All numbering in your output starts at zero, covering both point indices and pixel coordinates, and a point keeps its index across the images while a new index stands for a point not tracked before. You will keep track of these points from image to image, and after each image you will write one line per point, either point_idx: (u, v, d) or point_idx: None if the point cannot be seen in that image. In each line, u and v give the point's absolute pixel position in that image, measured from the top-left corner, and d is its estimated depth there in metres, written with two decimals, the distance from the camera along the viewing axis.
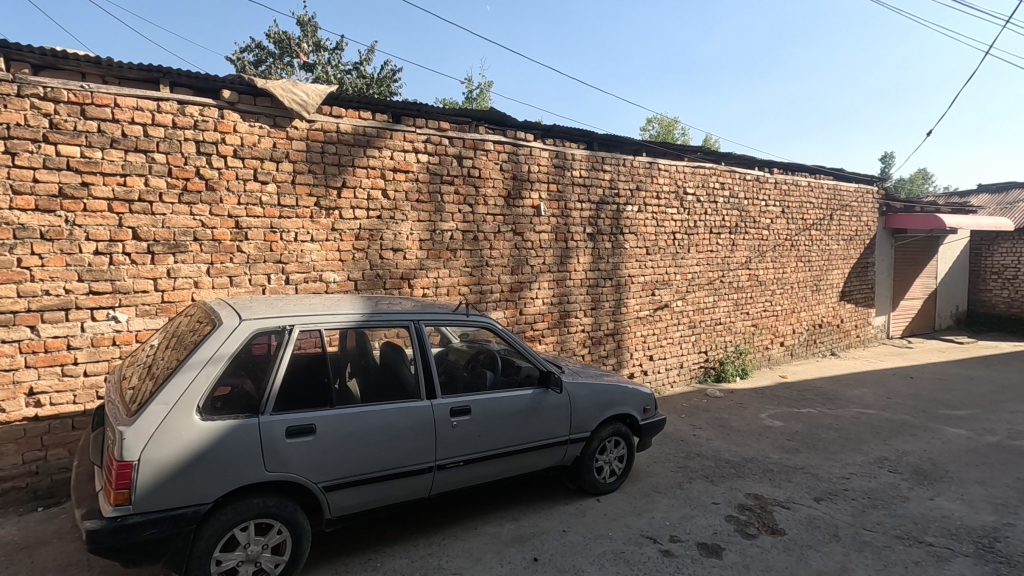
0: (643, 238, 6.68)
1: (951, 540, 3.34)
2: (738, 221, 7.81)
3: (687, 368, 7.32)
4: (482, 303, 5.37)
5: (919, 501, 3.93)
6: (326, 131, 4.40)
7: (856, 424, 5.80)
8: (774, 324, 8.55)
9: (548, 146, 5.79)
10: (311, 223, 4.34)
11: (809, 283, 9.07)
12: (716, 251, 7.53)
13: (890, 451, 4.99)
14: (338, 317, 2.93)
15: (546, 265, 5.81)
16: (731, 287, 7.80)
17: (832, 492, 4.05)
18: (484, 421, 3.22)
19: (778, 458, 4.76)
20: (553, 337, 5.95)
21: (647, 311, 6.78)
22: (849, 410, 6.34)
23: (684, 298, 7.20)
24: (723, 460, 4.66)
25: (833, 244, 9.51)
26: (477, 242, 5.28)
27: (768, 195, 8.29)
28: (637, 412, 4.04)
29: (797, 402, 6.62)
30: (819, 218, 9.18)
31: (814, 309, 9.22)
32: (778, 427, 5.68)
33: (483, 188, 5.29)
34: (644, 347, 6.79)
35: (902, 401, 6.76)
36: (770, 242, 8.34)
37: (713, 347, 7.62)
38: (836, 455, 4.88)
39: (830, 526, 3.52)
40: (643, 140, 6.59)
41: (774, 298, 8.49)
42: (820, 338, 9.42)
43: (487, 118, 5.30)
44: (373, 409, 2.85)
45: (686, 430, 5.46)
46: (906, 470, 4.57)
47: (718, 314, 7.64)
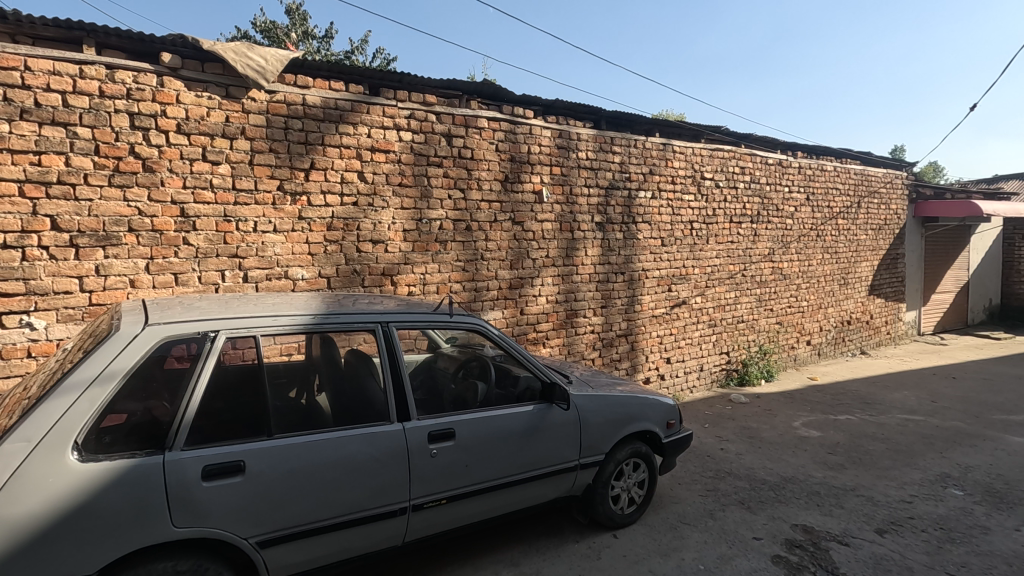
0: (658, 227, 6.02)
1: None
2: (760, 208, 7.13)
3: (708, 371, 6.64)
4: (477, 302, 4.73)
5: (1004, 533, 3.23)
6: (289, 104, 3.79)
7: (904, 434, 5.10)
8: (800, 322, 7.86)
9: (550, 124, 5.14)
10: (273, 211, 3.73)
11: (836, 277, 8.37)
12: (737, 241, 6.86)
13: (952, 467, 4.29)
14: (280, 321, 2.29)
15: (549, 259, 5.17)
16: (754, 282, 7.12)
17: (895, 521, 3.37)
18: (472, 448, 2.59)
19: (822, 477, 4.07)
20: (558, 339, 5.30)
21: (663, 309, 6.12)
22: (892, 416, 5.63)
23: (703, 294, 6.53)
24: (758, 481, 3.99)
25: (861, 234, 8.80)
26: (471, 232, 4.64)
27: (792, 181, 7.60)
28: (659, 428, 3.39)
29: (833, 408, 5.93)
30: (846, 206, 8.47)
31: (841, 305, 8.51)
32: (816, 438, 4.99)
33: (476, 170, 4.66)
34: (660, 349, 6.13)
35: (950, 405, 6.04)
36: (794, 232, 7.65)
37: (735, 348, 6.94)
38: (889, 472, 4.18)
39: (903, 569, 2.84)
40: (656, 119, 5.94)
41: (800, 293, 7.80)
42: (848, 336, 8.71)
43: (480, 92, 4.66)
44: (326, 438, 2.23)
45: (711, 443, 4.79)
46: (976, 490, 3.87)
47: (740, 311, 6.96)
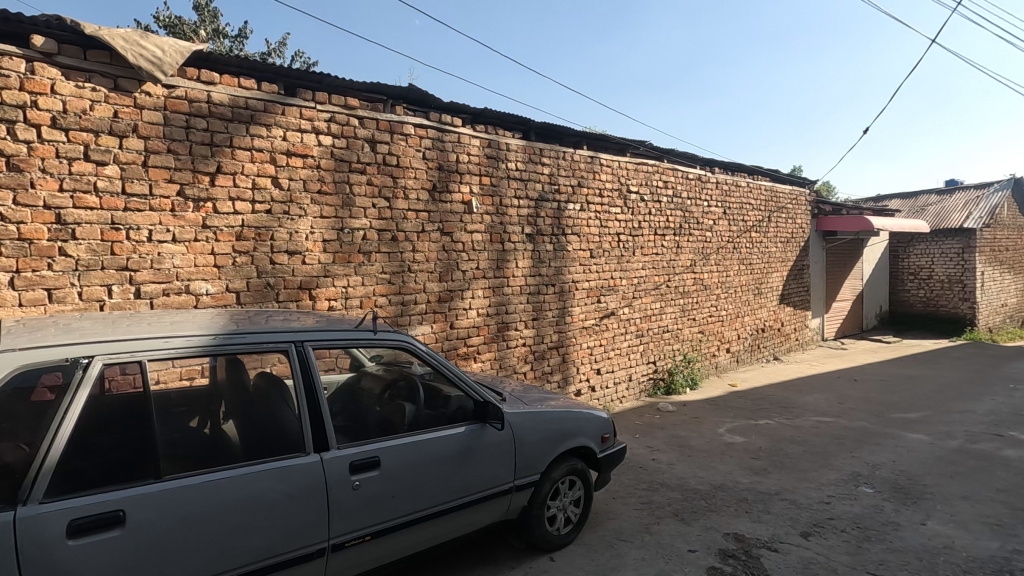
0: (587, 239, 6.06)
1: None
2: (681, 221, 7.38)
3: (636, 381, 6.73)
4: (404, 317, 4.50)
5: (913, 528, 3.40)
6: (191, 101, 3.42)
7: (818, 435, 5.37)
8: (720, 330, 8.19)
9: (479, 133, 5.03)
10: (171, 218, 3.35)
11: (751, 287, 8.82)
12: (661, 253, 7.05)
13: (863, 465, 4.53)
14: (172, 342, 1.97)
15: (480, 271, 5.03)
16: (677, 292, 7.35)
17: (818, 524, 3.47)
18: (399, 476, 2.37)
19: (749, 483, 4.16)
20: (490, 353, 5.15)
21: (593, 320, 6.15)
22: (806, 419, 5.93)
23: (630, 305, 6.63)
24: (690, 490, 4.03)
25: (772, 247, 9.35)
26: (397, 243, 4.42)
27: (710, 196, 7.94)
28: (594, 443, 3.32)
29: (753, 413, 6.17)
30: (758, 220, 8.98)
31: (756, 314, 8.98)
32: (740, 443, 5.14)
33: (402, 179, 4.45)
34: (590, 361, 6.13)
35: (855, 406, 6.46)
36: (713, 245, 7.99)
37: (662, 357, 7.09)
38: (808, 474, 4.35)
39: (829, 572, 2.90)
40: (584, 132, 5.99)
41: (719, 302, 8.14)
42: (763, 343, 9.19)
43: (406, 97, 4.47)
44: (229, 477, 1.94)
45: (643, 454, 4.81)
46: (884, 487, 4.09)
47: (665, 321, 7.14)
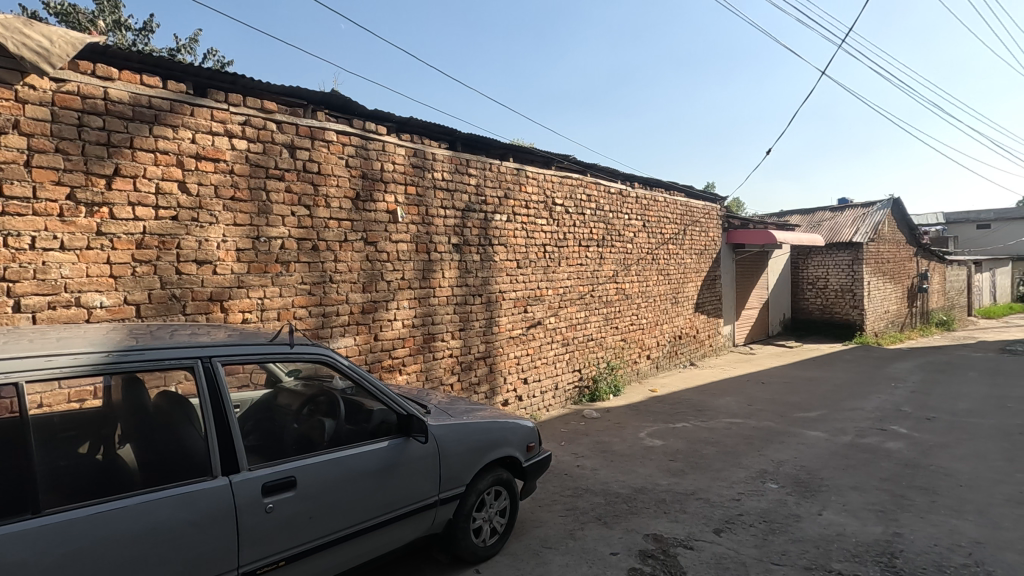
0: (513, 250, 6.13)
1: (856, 565, 3.06)
2: (604, 233, 7.65)
3: (562, 389, 6.87)
4: (325, 329, 4.34)
5: (811, 519, 3.69)
6: (85, 97, 3.16)
7: (730, 436, 5.70)
8: (641, 338, 8.53)
9: (404, 142, 4.97)
10: (60, 224, 3.07)
11: (669, 296, 9.27)
12: (585, 264, 7.26)
13: (769, 462, 4.86)
14: (59, 361, 1.80)
15: (405, 281, 4.95)
16: (601, 301, 7.58)
17: (729, 520, 3.68)
18: (316, 496, 2.28)
19: (667, 484, 4.35)
20: (415, 365, 5.07)
21: (519, 330, 6.21)
22: (719, 421, 6.28)
23: (556, 314, 6.77)
24: (613, 494, 4.14)
25: (688, 258, 9.89)
26: (318, 252, 4.26)
27: (631, 209, 8.29)
28: (519, 452, 3.35)
29: (672, 416, 6.46)
30: (675, 233, 9.47)
31: (674, 321, 9.44)
32: (660, 447, 5.36)
33: (323, 186, 4.31)
34: (517, 370, 6.18)
35: (762, 407, 6.93)
36: (634, 256, 8.33)
37: (587, 365, 7.28)
38: (721, 474, 4.60)
39: (739, 565, 3.08)
40: (510, 144, 6.07)
41: (640, 311, 8.48)
42: (680, 349, 9.66)
43: (328, 103, 4.35)
44: (125, 506, 1.79)
45: (568, 461, 4.90)
46: (787, 482, 4.41)
47: (590, 330, 7.34)
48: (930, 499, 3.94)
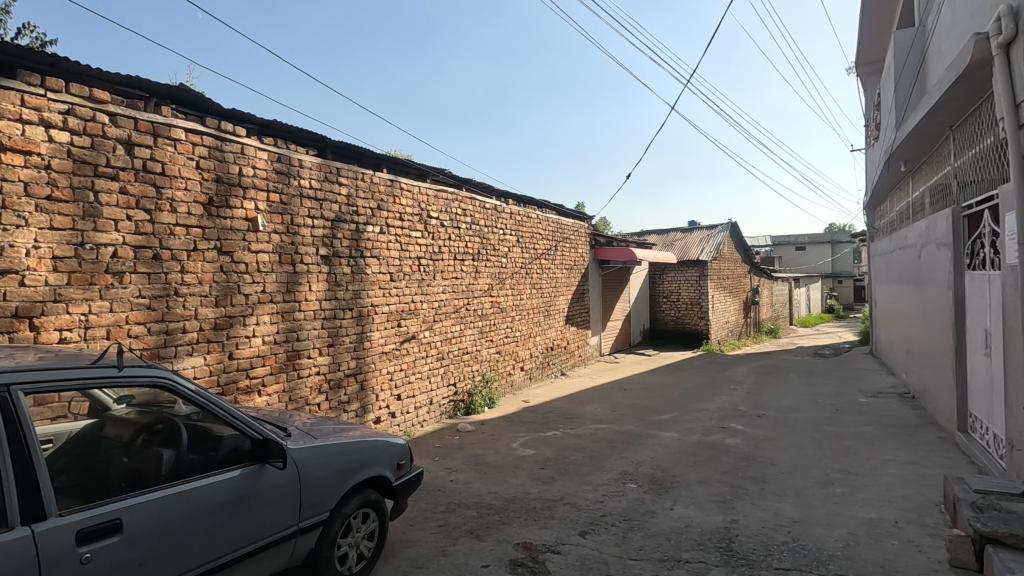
0: (386, 263, 5.99)
1: (701, 552, 3.38)
2: (479, 248, 7.77)
3: (437, 404, 6.79)
4: (168, 348, 3.88)
5: (665, 514, 4.02)
6: None
7: (595, 441, 6.04)
8: (514, 350, 8.74)
9: (267, 146, 4.65)
10: None
11: (541, 309, 9.64)
12: (461, 277, 7.31)
13: (629, 464, 5.22)
14: None
15: (266, 294, 4.60)
16: (476, 315, 7.66)
17: (593, 522, 3.88)
18: (151, 538, 2.01)
19: (538, 492, 4.48)
20: (277, 385, 4.71)
21: (393, 344, 6.06)
22: (586, 427, 6.63)
23: (431, 328, 6.70)
24: (485, 506, 4.17)
25: (558, 273, 10.37)
26: (160, 262, 3.81)
27: (506, 225, 8.52)
28: (389, 471, 3.25)
29: (543, 425, 6.69)
30: (547, 248, 9.90)
31: (546, 333, 9.82)
32: (531, 455, 5.51)
33: (168, 188, 3.88)
34: (390, 387, 6.01)
35: (624, 412, 7.44)
36: (508, 270, 8.56)
37: (461, 379, 7.28)
38: (586, 478, 4.85)
39: (602, 564, 3.26)
40: (384, 155, 5.94)
41: (514, 324, 8.70)
42: (552, 360, 10.06)
43: (175, 97, 3.94)
44: None
45: (441, 476, 4.85)
46: (645, 481, 4.77)
47: (465, 343, 7.37)
48: (759, 486, 4.49)
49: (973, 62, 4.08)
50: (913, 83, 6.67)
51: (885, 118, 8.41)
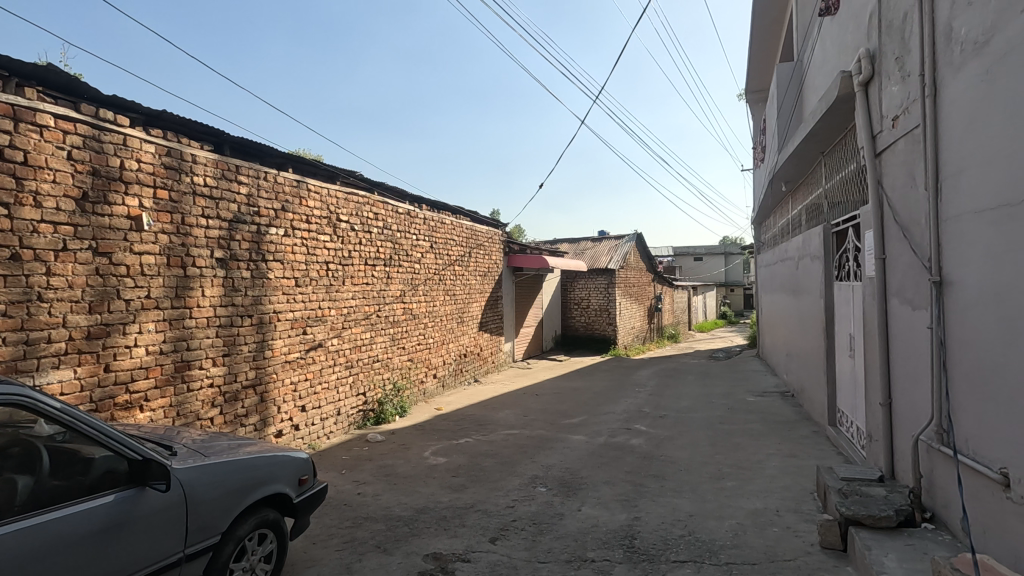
0: (290, 267, 5.69)
1: (606, 550, 3.50)
2: (391, 253, 7.60)
3: (345, 414, 6.52)
4: (29, 361, 3.43)
5: (573, 515, 4.12)
6: None
7: (507, 446, 6.09)
8: (427, 357, 8.62)
9: (155, 138, 4.27)
10: None
11: (455, 315, 9.59)
12: (371, 283, 7.10)
13: (540, 468, 5.31)
14: None
15: (151, 300, 4.21)
16: (387, 322, 7.47)
17: (504, 527, 3.90)
18: None
19: (448, 501, 4.43)
20: (163, 399, 4.31)
21: (297, 353, 5.75)
22: (498, 433, 6.67)
23: (339, 336, 6.44)
24: (394, 518, 4.06)
25: (472, 279, 10.38)
26: (20, 264, 3.38)
27: (419, 230, 8.40)
28: (289, 487, 3.08)
29: (455, 433, 6.64)
30: (460, 255, 9.88)
31: (459, 340, 9.77)
32: (442, 464, 5.45)
33: (31, 181, 3.45)
34: (294, 398, 5.69)
35: (535, 417, 7.57)
36: (421, 276, 8.44)
37: (371, 388, 7.05)
38: (497, 484, 4.86)
39: (511, 569, 3.28)
40: (289, 154, 5.66)
41: (427, 330, 8.58)
42: (465, 366, 10.03)
43: (42, 79, 3.52)
44: None
45: (347, 490, 4.66)
46: (554, 484, 4.87)
47: (375, 351, 7.16)
48: (660, 484, 4.74)
49: (839, 96, 4.60)
50: (791, 112, 7.40)
51: (769, 141, 9.28)
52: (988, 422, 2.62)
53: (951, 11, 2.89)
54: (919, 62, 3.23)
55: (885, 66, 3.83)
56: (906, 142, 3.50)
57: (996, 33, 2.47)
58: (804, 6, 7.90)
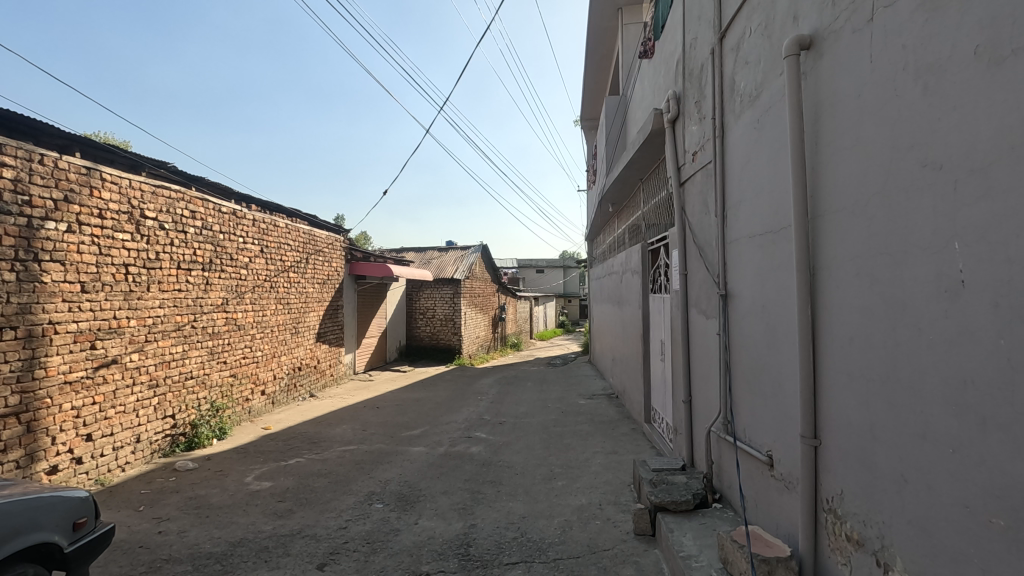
0: (75, 269, 4.80)
1: (441, 562, 3.48)
2: (212, 256, 6.80)
3: (147, 441, 5.62)
4: None
5: (408, 529, 4.03)
6: None
7: (342, 464, 5.77)
8: (254, 372, 7.84)
9: None
10: None
11: (288, 326, 8.89)
12: (185, 290, 6.27)
13: (376, 483, 5.12)
14: None
15: None
16: (204, 334, 6.65)
17: (334, 551, 3.67)
18: None
19: (271, 529, 4.05)
20: None
21: (82, 372, 4.84)
22: (333, 451, 6.30)
23: (141, 350, 5.57)
24: (204, 556, 3.60)
25: (309, 287, 9.72)
26: None
27: (247, 232, 7.65)
28: (60, 534, 2.56)
29: (284, 453, 6.12)
30: (296, 261, 9.20)
31: (293, 352, 9.07)
32: (266, 489, 4.97)
33: None
34: (76, 425, 4.76)
35: (374, 431, 7.30)
36: (248, 283, 7.67)
37: (182, 409, 6.20)
38: (329, 505, 4.57)
39: None
40: (76, 135, 4.81)
41: (254, 342, 7.81)
42: (299, 381, 9.33)
43: None
44: None
45: (145, 530, 4.01)
46: (391, 498, 4.72)
47: (188, 367, 6.32)
48: (496, 489, 4.86)
49: (653, 129, 5.22)
50: (617, 141, 8.22)
51: (600, 166, 10.19)
52: (758, 413, 3.12)
53: (734, 67, 3.44)
54: (713, 107, 3.78)
55: (687, 108, 4.42)
56: (702, 174, 4.07)
57: (764, 90, 2.99)
58: (629, 48, 8.86)
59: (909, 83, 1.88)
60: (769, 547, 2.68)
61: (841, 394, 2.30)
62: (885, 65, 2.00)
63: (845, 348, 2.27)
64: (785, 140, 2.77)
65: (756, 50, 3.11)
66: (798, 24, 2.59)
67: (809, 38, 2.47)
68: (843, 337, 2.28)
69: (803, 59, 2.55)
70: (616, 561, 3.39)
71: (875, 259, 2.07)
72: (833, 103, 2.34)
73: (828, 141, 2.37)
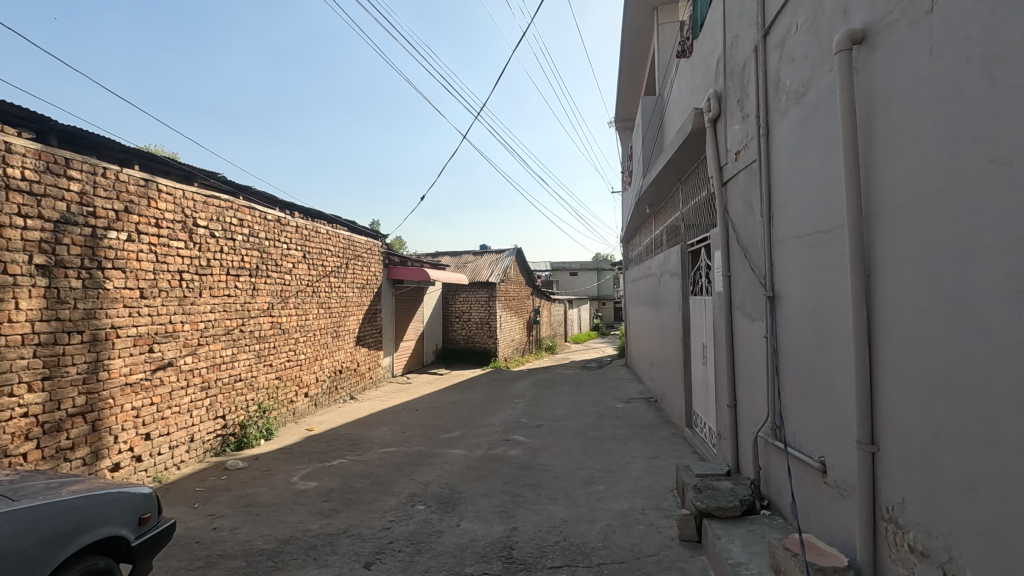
0: (135, 276, 5.05)
1: (484, 564, 3.50)
2: (258, 262, 7.05)
3: (200, 441, 5.85)
4: None
5: (450, 531, 4.07)
6: None
7: (383, 465, 5.88)
8: (298, 375, 8.06)
9: None
10: None
11: (329, 330, 9.11)
12: (234, 295, 6.51)
13: (417, 485, 5.20)
14: None
15: None
16: (252, 337, 6.88)
17: (379, 550, 3.74)
18: None
19: (318, 528, 4.15)
20: None
21: (141, 374, 5.08)
22: (374, 452, 6.42)
23: (194, 353, 5.81)
24: (256, 552, 3.72)
25: (349, 292, 9.94)
26: None
27: (290, 239, 7.88)
28: (126, 528, 2.70)
29: (328, 454, 6.27)
30: (336, 266, 9.42)
31: (334, 355, 9.29)
32: (312, 489, 5.10)
33: None
34: (136, 425, 4.99)
35: (413, 433, 7.39)
36: (292, 288, 7.90)
37: (232, 410, 6.43)
38: (372, 505, 4.66)
39: None
40: (135, 149, 5.06)
41: (297, 346, 8.04)
42: (340, 383, 9.55)
43: None
44: None
45: (200, 526, 4.18)
46: (432, 500, 4.78)
47: (236, 369, 6.55)
48: (536, 492, 4.86)
49: (693, 129, 5.14)
50: (654, 141, 8.12)
51: (636, 166, 10.10)
52: (809, 418, 3.04)
53: (779, 64, 3.37)
54: (757, 105, 3.70)
55: (729, 106, 4.34)
56: (745, 173, 3.99)
57: (812, 86, 2.92)
58: (664, 47, 8.75)
59: (974, 76, 1.81)
60: (824, 556, 2.60)
61: (900, 398, 2.22)
62: (946, 58, 1.93)
63: (904, 351, 2.19)
64: (835, 137, 2.70)
65: (802, 45, 3.03)
66: (849, 18, 2.52)
67: (861, 32, 2.40)
68: (901, 339, 2.21)
69: (855, 53, 2.47)
70: (661, 567, 3.35)
71: (937, 259, 1.99)
72: (887, 98, 2.27)
73: (883, 138, 2.30)
